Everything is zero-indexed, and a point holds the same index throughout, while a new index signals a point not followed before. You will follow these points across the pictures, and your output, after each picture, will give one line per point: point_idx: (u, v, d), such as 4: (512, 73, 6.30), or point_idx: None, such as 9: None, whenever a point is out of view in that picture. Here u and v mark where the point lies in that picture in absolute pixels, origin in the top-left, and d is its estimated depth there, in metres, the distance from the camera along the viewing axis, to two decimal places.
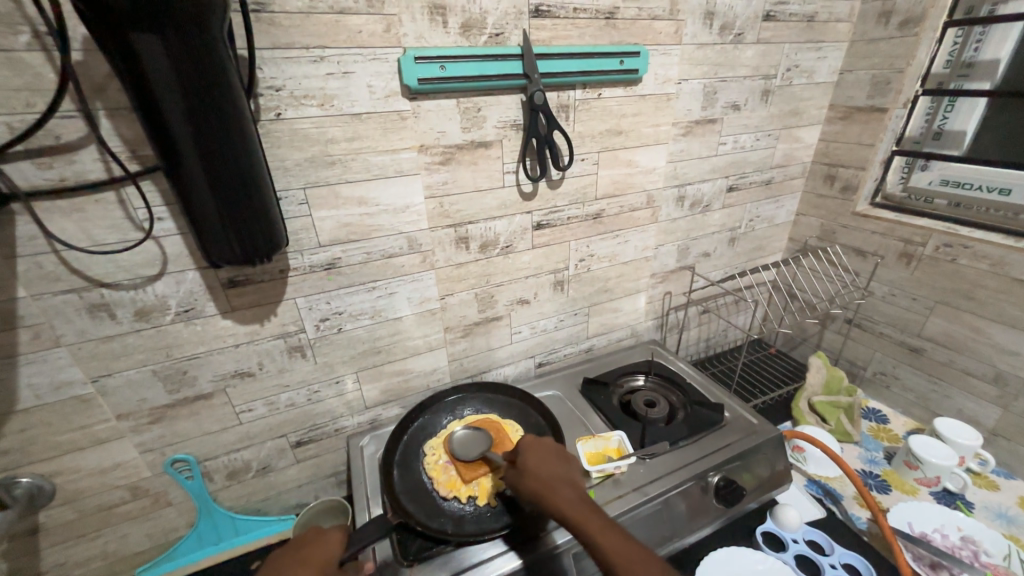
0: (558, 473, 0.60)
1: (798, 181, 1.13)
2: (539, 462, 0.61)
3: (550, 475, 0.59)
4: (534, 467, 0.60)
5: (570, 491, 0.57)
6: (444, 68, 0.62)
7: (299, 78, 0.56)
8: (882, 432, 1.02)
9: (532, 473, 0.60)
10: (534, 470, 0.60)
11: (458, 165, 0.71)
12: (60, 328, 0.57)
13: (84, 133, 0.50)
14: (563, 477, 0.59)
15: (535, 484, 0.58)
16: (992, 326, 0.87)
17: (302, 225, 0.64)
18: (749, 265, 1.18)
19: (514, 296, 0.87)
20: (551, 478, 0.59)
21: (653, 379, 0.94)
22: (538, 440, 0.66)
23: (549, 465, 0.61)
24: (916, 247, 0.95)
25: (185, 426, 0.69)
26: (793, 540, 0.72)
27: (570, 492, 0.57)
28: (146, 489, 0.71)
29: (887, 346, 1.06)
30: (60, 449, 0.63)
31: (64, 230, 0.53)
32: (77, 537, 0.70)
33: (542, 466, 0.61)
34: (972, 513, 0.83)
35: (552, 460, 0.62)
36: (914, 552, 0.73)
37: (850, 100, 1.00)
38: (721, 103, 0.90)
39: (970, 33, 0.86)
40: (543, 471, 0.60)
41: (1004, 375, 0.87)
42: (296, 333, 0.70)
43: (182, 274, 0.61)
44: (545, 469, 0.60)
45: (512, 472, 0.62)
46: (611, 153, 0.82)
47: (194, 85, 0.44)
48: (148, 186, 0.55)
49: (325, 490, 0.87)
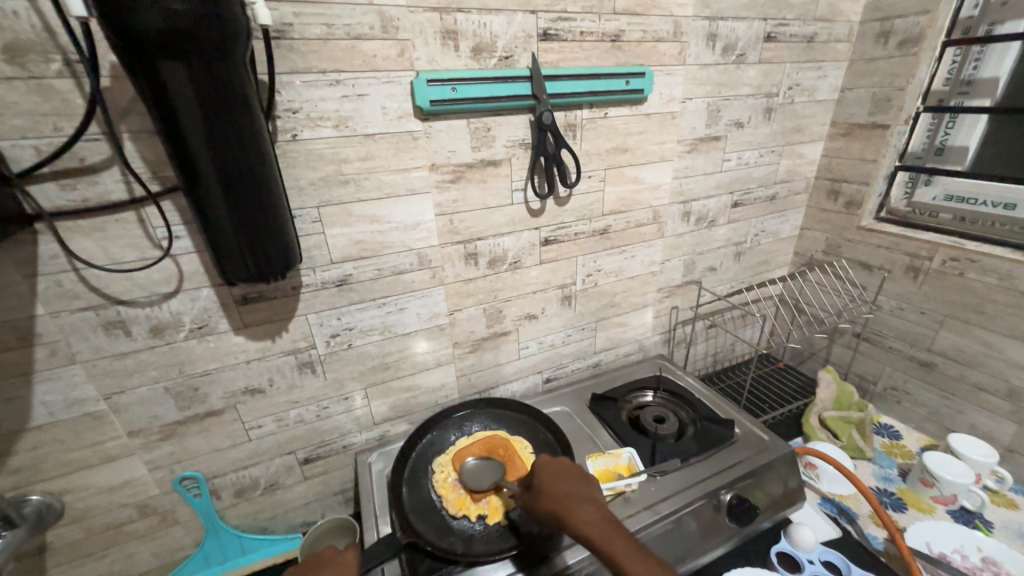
0: (576, 491, 0.58)
1: (802, 196, 1.14)
2: (555, 481, 0.60)
3: (568, 494, 0.58)
4: (551, 486, 0.59)
5: (590, 511, 0.56)
6: (456, 89, 0.63)
7: (315, 101, 0.58)
8: (895, 448, 1.00)
9: (549, 492, 0.58)
10: (551, 489, 0.58)
11: (467, 183, 0.72)
12: (76, 345, 0.58)
13: (107, 155, 0.52)
14: (581, 495, 0.58)
15: (553, 504, 0.57)
16: (1003, 340, 0.87)
17: (315, 242, 0.65)
18: (755, 279, 1.18)
19: (522, 311, 0.87)
20: (569, 498, 0.57)
21: (661, 395, 0.94)
22: (552, 457, 0.64)
23: (566, 483, 0.59)
24: (923, 261, 0.96)
25: (194, 443, 0.69)
26: (809, 561, 0.71)
27: (591, 511, 0.55)
28: (153, 507, 0.71)
29: (897, 361, 1.05)
30: (71, 466, 0.63)
31: (84, 249, 0.54)
32: (84, 556, 0.69)
33: (559, 484, 0.59)
34: (992, 532, 0.81)
35: (568, 477, 0.60)
36: (935, 574, 0.72)
37: (852, 117, 1.02)
38: (724, 120, 0.92)
39: (969, 52, 0.88)
40: (561, 490, 0.58)
41: (1017, 390, 0.86)
42: (307, 349, 0.71)
43: (197, 291, 0.61)
44: (562, 488, 0.58)
45: (529, 494, 0.60)
46: (617, 170, 0.83)
47: (216, 109, 0.45)
48: (167, 206, 0.56)
49: (332, 508, 0.86)
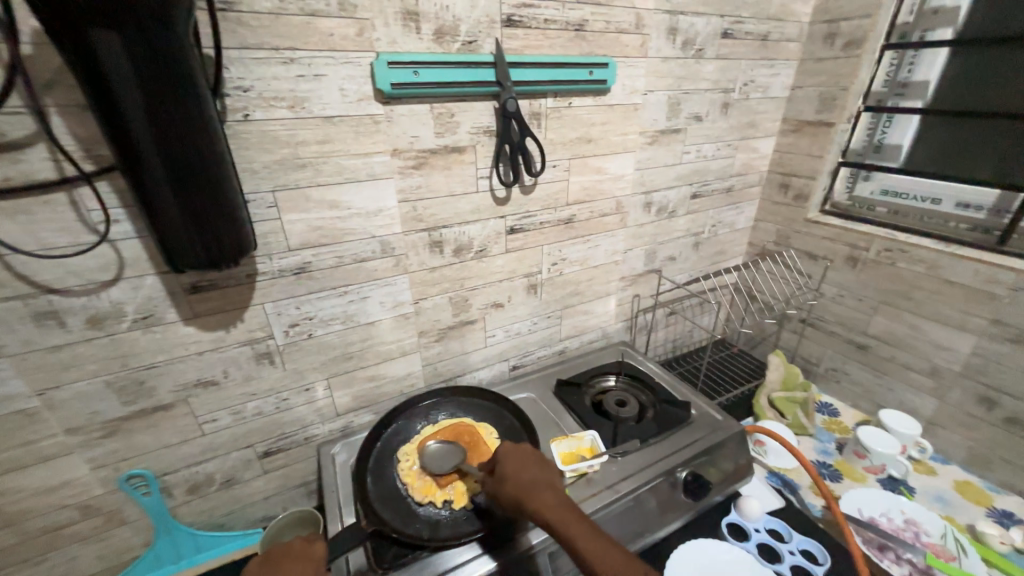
0: (538, 478, 0.60)
1: (756, 189, 1.19)
2: (518, 468, 0.61)
3: (530, 481, 0.59)
4: (514, 474, 0.61)
5: (550, 496, 0.58)
6: (418, 73, 0.62)
7: (268, 80, 0.55)
8: (834, 424, 1.08)
9: (512, 479, 0.60)
10: (514, 476, 0.60)
11: (431, 170, 0.71)
12: (2, 338, 0.53)
13: (32, 131, 0.47)
14: (543, 482, 0.60)
15: (516, 490, 0.59)
16: (928, 323, 0.95)
17: (271, 228, 0.63)
18: (713, 269, 1.23)
19: (488, 299, 0.88)
20: (531, 484, 0.59)
21: (623, 379, 0.97)
22: (515, 445, 0.65)
23: (529, 471, 0.61)
24: (861, 251, 1.03)
25: (142, 439, 0.66)
26: (755, 530, 0.76)
27: (551, 497, 0.57)
28: (97, 508, 0.67)
29: (837, 344, 1.13)
30: (0, 468, 0.59)
31: (7, 233, 0.49)
32: (19, 563, 0.65)
33: (522, 472, 0.61)
34: (914, 497, 0.90)
35: (531, 464, 0.62)
36: (864, 535, 0.79)
37: (801, 115, 1.07)
38: (684, 113, 0.95)
39: (904, 57, 0.94)
40: (523, 477, 0.60)
41: (939, 369, 0.95)
42: (264, 339, 0.68)
43: (140, 279, 0.58)
44: (525, 475, 0.60)
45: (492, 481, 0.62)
46: (581, 160, 0.85)
47: (156, 85, 0.43)
48: (104, 187, 0.52)
49: (295, 501, 0.84)
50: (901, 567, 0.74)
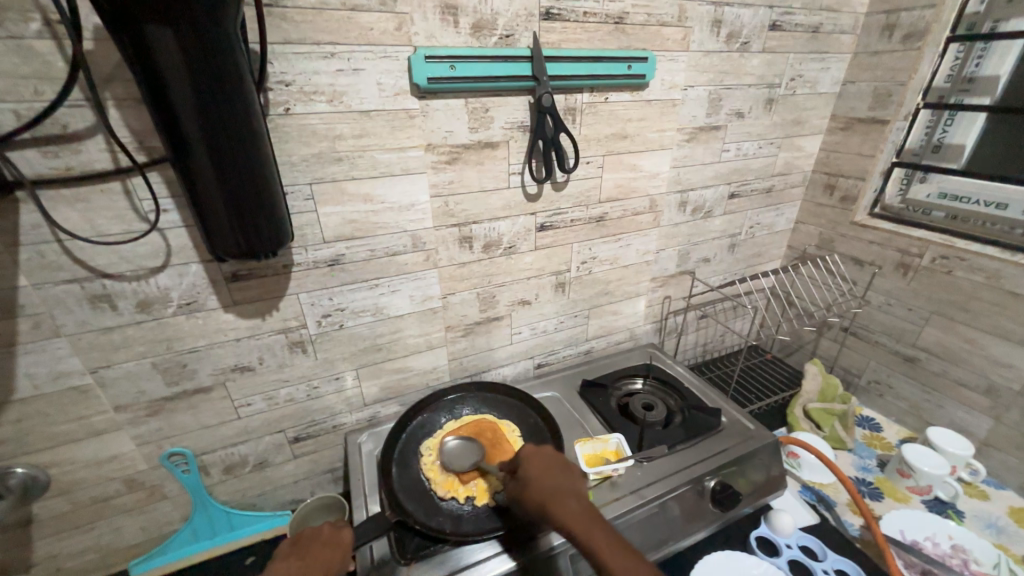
0: (559, 484, 0.58)
1: (799, 189, 1.14)
2: (540, 473, 0.60)
3: (552, 487, 0.58)
4: (536, 479, 0.59)
5: (573, 503, 0.56)
6: (454, 67, 0.62)
7: (309, 74, 0.56)
8: (875, 440, 1.03)
9: (534, 485, 0.59)
10: (535, 482, 0.59)
11: (464, 165, 0.71)
12: (60, 318, 0.56)
13: (91, 123, 0.50)
14: (565, 488, 0.58)
15: (538, 496, 0.57)
16: (986, 337, 0.88)
17: (308, 220, 0.64)
18: (748, 272, 1.19)
19: (516, 296, 0.87)
20: (553, 491, 0.57)
21: (650, 383, 0.95)
22: (538, 449, 0.64)
23: (550, 476, 0.59)
24: (913, 258, 0.97)
25: (183, 419, 0.69)
26: (787, 545, 0.73)
27: (574, 504, 0.55)
28: (142, 482, 0.71)
29: (882, 355, 1.07)
30: (57, 440, 0.63)
31: (68, 219, 0.52)
32: (71, 529, 0.70)
33: (544, 477, 0.59)
34: (964, 522, 0.84)
35: (555, 470, 0.61)
36: (906, 559, 0.75)
37: (852, 111, 1.01)
38: (725, 110, 0.91)
39: (971, 49, 0.87)
40: (546, 483, 0.59)
41: (996, 387, 0.89)
42: (298, 329, 0.70)
43: (185, 266, 0.60)
44: (547, 481, 0.59)
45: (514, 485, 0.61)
46: (615, 157, 0.83)
47: (206, 80, 0.44)
48: (154, 177, 0.54)
49: (321, 486, 0.87)
50: None
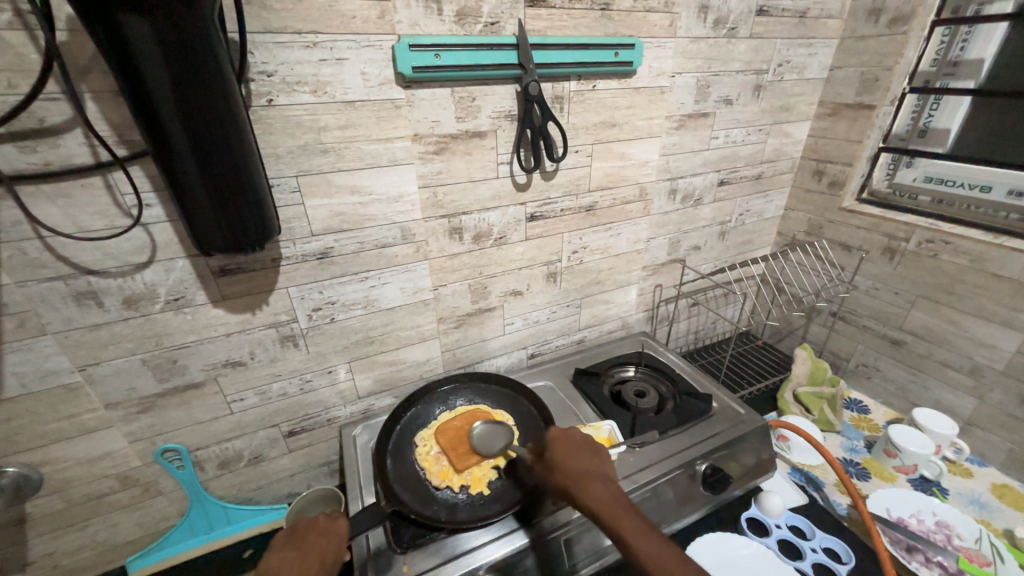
0: (587, 468, 0.59)
1: (788, 176, 1.14)
2: (567, 457, 0.61)
3: (580, 470, 0.59)
4: (564, 463, 0.60)
5: (600, 486, 0.56)
6: (439, 56, 0.61)
7: (291, 64, 0.56)
8: (863, 421, 1.05)
9: (562, 468, 0.60)
10: (563, 465, 0.60)
11: (451, 155, 0.70)
12: (46, 316, 0.56)
13: (69, 116, 0.49)
14: (592, 471, 0.59)
15: (566, 479, 0.58)
16: (970, 319, 0.90)
17: (295, 213, 0.63)
18: (739, 259, 1.20)
19: (507, 287, 0.87)
20: (580, 474, 0.58)
21: (643, 370, 0.96)
22: (565, 433, 0.65)
23: (579, 460, 0.60)
24: (900, 242, 0.98)
25: (175, 415, 0.69)
26: (776, 526, 0.75)
27: (601, 486, 0.56)
28: (136, 478, 0.71)
29: (870, 339, 1.09)
30: (47, 438, 0.63)
31: (49, 216, 0.52)
32: (66, 527, 0.70)
33: (572, 461, 0.60)
34: (947, 499, 0.86)
35: (583, 454, 0.62)
36: (891, 536, 0.76)
37: (839, 97, 1.02)
38: (713, 97, 0.91)
39: (957, 33, 0.88)
40: (573, 466, 0.60)
41: (980, 367, 0.90)
42: (288, 323, 0.70)
43: (172, 261, 0.60)
44: (575, 464, 0.60)
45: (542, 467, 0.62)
46: (604, 145, 0.82)
47: (184, 71, 0.43)
48: (136, 171, 0.54)
49: (318, 479, 0.87)
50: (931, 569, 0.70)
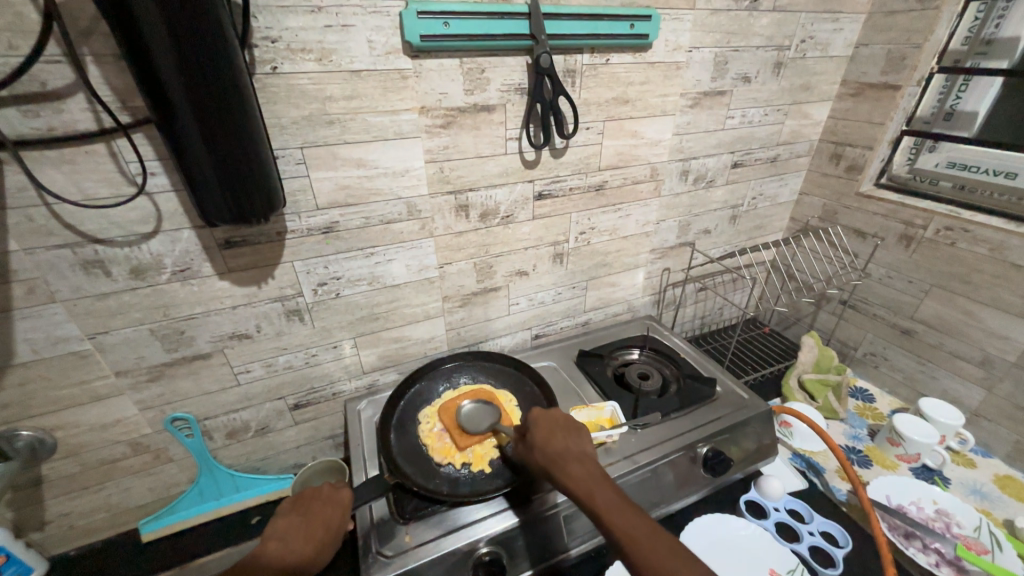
0: (565, 447, 0.59)
1: (804, 159, 1.11)
2: (547, 436, 0.61)
3: (559, 450, 0.59)
4: (542, 442, 0.61)
5: (577, 465, 0.57)
6: (448, 24, 0.59)
7: (296, 30, 0.54)
8: (867, 410, 1.04)
9: (541, 448, 0.60)
10: (542, 445, 0.60)
11: (459, 129, 0.69)
12: (55, 283, 0.56)
13: (71, 80, 0.48)
14: (571, 450, 0.59)
15: (544, 458, 0.59)
16: (985, 310, 0.88)
17: (300, 185, 0.63)
18: (749, 244, 1.17)
19: (513, 267, 0.87)
20: (559, 455, 0.58)
21: (647, 353, 0.96)
22: (546, 412, 0.65)
23: (557, 439, 0.61)
24: (917, 229, 0.95)
25: (183, 384, 0.70)
26: (775, 509, 0.75)
27: (579, 467, 0.56)
28: (146, 445, 0.73)
29: (879, 328, 1.07)
30: (60, 404, 0.64)
31: (55, 182, 0.51)
32: (81, 489, 0.72)
33: (552, 441, 0.61)
34: (948, 488, 0.86)
35: (563, 433, 0.62)
36: (890, 522, 0.76)
37: (863, 76, 0.98)
38: (731, 74, 0.88)
39: (993, 8, 0.83)
40: (552, 446, 0.60)
41: (991, 359, 0.89)
42: (294, 297, 0.70)
43: (178, 232, 0.60)
44: (554, 443, 0.60)
45: (523, 446, 0.63)
46: (616, 123, 0.80)
47: (187, 38, 0.42)
48: (140, 139, 0.53)
49: (323, 451, 0.89)
50: (928, 555, 0.70)
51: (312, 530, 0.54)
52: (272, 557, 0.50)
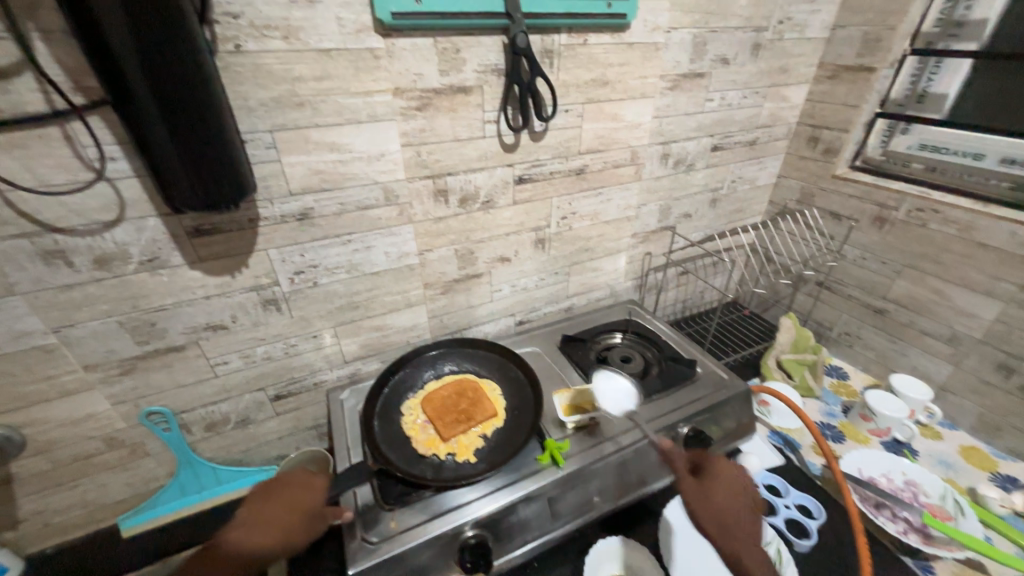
0: (728, 507, 0.60)
1: (782, 142, 1.12)
2: (722, 490, 0.62)
3: (722, 509, 0.60)
4: (718, 499, 0.61)
5: (750, 530, 0.59)
6: (420, 2, 0.57)
7: (259, 6, 0.52)
8: (842, 388, 1.07)
9: (710, 503, 0.60)
10: (705, 501, 0.61)
11: (435, 111, 0.67)
12: (13, 275, 0.54)
13: (18, 59, 0.46)
14: (732, 511, 0.60)
15: (711, 516, 0.59)
16: (953, 288, 0.91)
17: (271, 170, 0.61)
18: (730, 227, 1.19)
19: (495, 253, 0.86)
20: (723, 515, 0.60)
21: (630, 337, 0.97)
22: (722, 463, 0.65)
23: (722, 496, 0.61)
24: (890, 211, 0.97)
25: (157, 377, 0.68)
26: (752, 484, 0.78)
27: (748, 532, 0.58)
28: (121, 440, 0.71)
29: (854, 308, 1.10)
30: (26, 400, 0.62)
31: (6, 168, 0.49)
32: (54, 487, 0.70)
33: (722, 497, 0.61)
34: (916, 459, 0.90)
35: (728, 489, 0.62)
36: (861, 493, 0.78)
37: (840, 59, 0.99)
38: (710, 55, 0.87)
39: None
40: (717, 502, 0.60)
41: (959, 335, 0.92)
42: (270, 286, 0.69)
43: (143, 220, 0.58)
44: (726, 501, 0.61)
45: (697, 492, 0.62)
46: (595, 106, 0.79)
47: (142, 14, 0.40)
48: (96, 122, 0.51)
49: (307, 442, 0.88)
50: (896, 524, 0.74)
51: (281, 516, 0.54)
52: (236, 542, 0.51)
